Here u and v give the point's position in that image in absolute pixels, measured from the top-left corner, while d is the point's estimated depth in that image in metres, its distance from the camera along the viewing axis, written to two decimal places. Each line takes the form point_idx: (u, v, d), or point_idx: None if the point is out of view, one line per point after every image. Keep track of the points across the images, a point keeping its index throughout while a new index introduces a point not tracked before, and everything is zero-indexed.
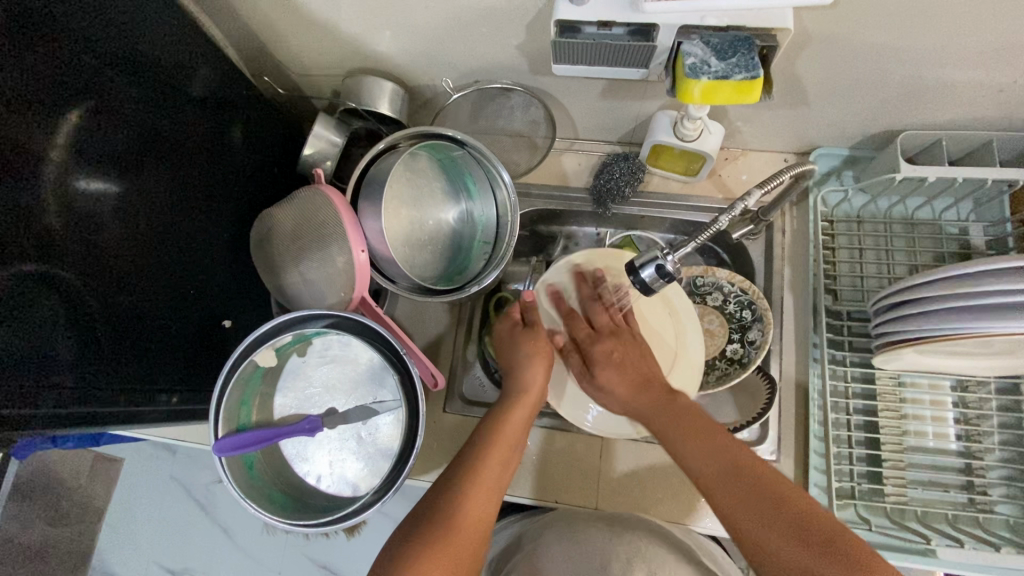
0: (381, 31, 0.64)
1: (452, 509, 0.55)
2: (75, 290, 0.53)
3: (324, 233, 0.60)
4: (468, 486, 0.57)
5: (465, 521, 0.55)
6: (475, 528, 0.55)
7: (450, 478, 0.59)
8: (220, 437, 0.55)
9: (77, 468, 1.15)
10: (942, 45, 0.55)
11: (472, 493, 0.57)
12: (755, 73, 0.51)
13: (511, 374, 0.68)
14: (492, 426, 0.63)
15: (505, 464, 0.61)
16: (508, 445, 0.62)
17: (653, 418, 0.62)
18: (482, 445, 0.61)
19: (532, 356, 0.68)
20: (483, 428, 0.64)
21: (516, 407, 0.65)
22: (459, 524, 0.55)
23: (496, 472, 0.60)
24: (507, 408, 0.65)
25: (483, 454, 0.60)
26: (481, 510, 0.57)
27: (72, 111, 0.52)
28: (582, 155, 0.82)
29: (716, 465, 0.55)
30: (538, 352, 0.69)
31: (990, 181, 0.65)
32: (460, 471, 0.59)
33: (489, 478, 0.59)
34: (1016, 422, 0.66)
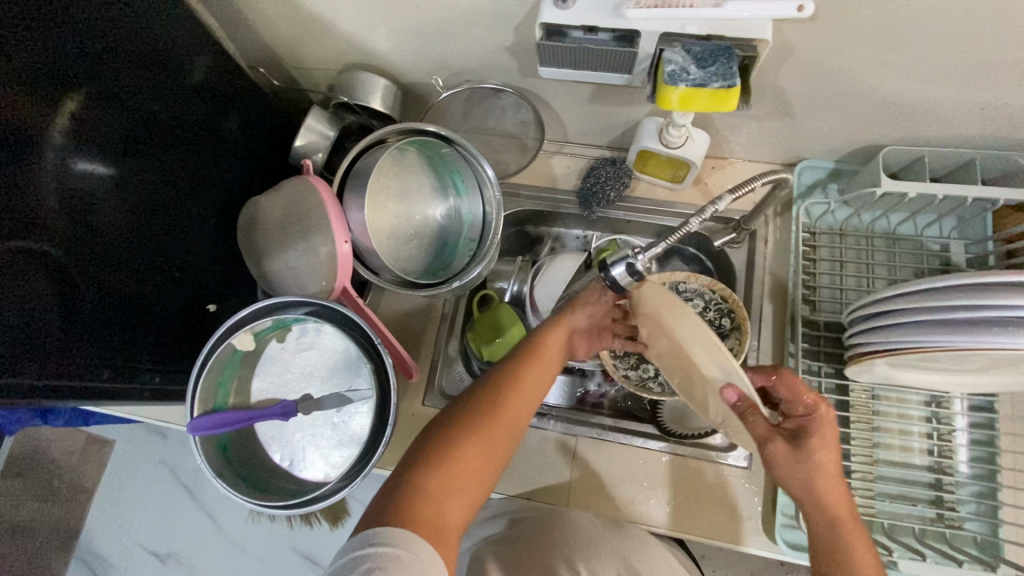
0: (376, 28, 0.66)
1: (484, 415, 0.53)
2: (63, 268, 0.54)
3: (309, 222, 0.62)
4: (501, 399, 0.54)
5: (493, 429, 0.53)
6: (506, 434, 0.53)
7: (480, 391, 0.55)
8: (195, 417, 0.56)
9: (72, 448, 1.18)
10: (921, 62, 0.56)
11: (505, 406, 0.54)
12: (732, 82, 0.52)
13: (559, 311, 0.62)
14: (532, 343, 0.59)
15: (540, 384, 0.57)
16: (529, 393, 0.56)
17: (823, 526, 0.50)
18: (516, 362, 0.57)
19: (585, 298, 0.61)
20: (517, 351, 0.59)
21: (553, 333, 0.60)
22: (489, 425, 0.53)
23: (533, 390, 0.56)
24: (548, 328, 0.60)
25: (517, 369, 0.56)
26: (511, 422, 0.54)
27: (71, 95, 0.53)
28: (571, 158, 0.83)
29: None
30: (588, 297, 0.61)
31: (971, 199, 0.65)
32: (490, 384, 0.56)
33: (511, 413, 0.54)
34: (988, 440, 0.67)
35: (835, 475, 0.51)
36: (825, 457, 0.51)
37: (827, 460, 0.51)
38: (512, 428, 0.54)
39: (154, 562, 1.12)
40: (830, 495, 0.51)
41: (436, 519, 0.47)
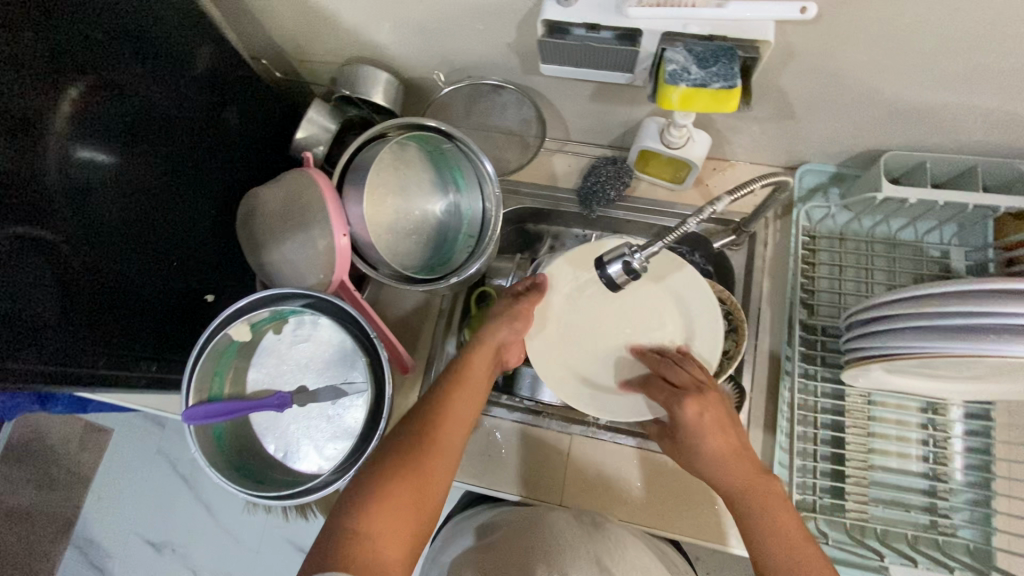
0: (378, 23, 0.66)
1: (418, 439, 0.56)
2: (62, 255, 0.55)
3: (308, 214, 0.62)
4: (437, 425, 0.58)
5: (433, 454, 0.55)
6: (444, 458, 0.56)
7: (416, 419, 0.58)
8: (190, 405, 0.57)
9: (70, 436, 1.18)
10: (923, 68, 0.55)
11: (437, 432, 0.57)
12: (733, 82, 0.51)
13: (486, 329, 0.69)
14: (460, 367, 0.65)
15: (469, 407, 0.62)
16: (461, 420, 0.60)
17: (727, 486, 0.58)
18: (448, 387, 0.62)
19: (512, 317, 0.69)
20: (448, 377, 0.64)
21: (478, 354, 0.66)
22: (424, 454, 0.55)
23: (458, 414, 0.60)
24: (472, 355, 0.66)
25: (449, 396, 0.61)
26: (448, 445, 0.57)
27: (75, 83, 0.54)
28: (573, 156, 0.83)
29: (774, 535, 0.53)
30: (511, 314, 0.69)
31: (972, 206, 0.65)
32: (421, 412, 0.59)
33: (445, 444, 0.57)
34: (983, 447, 0.67)
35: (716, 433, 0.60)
36: (699, 424, 0.60)
37: (714, 440, 0.59)
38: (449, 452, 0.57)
39: (149, 551, 1.13)
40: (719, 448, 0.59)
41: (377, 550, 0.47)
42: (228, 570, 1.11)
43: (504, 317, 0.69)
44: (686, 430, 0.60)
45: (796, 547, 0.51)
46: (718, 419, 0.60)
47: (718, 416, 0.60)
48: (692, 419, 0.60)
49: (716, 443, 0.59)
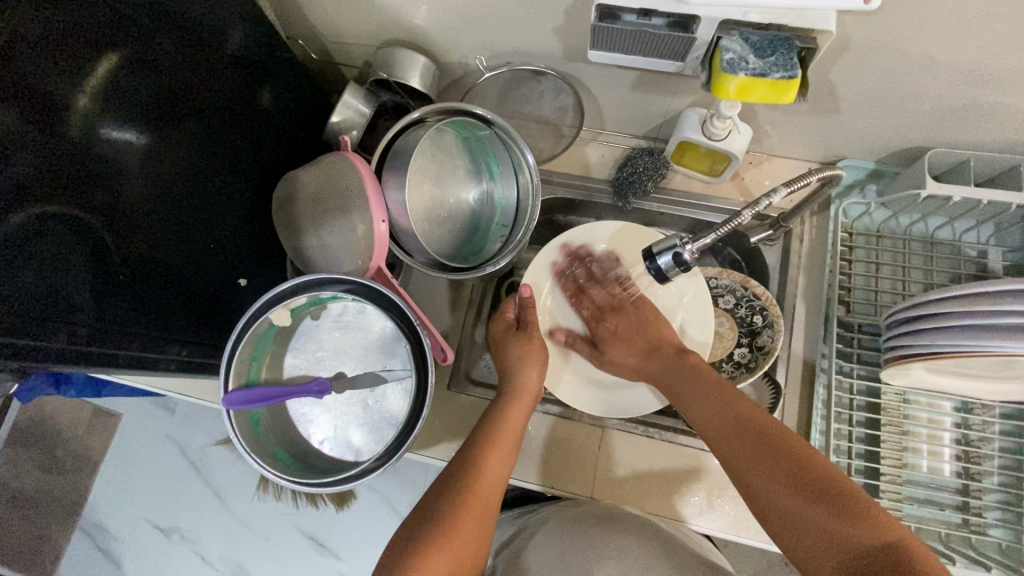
0: (420, 5, 0.64)
1: (452, 508, 0.56)
2: (96, 235, 0.53)
3: (347, 198, 0.61)
4: (473, 489, 0.57)
5: (470, 514, 0.56)
6: (481, 518, 0.56)
7: (450, 481, 0.58)
8: (230, 390, 0.56)
9: (75, 420, 1.16)
10: (979, 63, 0.54)
11: (475, 494, 0.57)
12: (793, 73, 0.50)
13: (507, 375, 0.69)
14: (492, 422, 0.63)
15: (503, 465, 0.61)
16: (495, 479, 0.60)
17: (659, 376, 0.69)
18: (479, 450, 0.60)
19: (524, 353, 0.70)
20: (478, 434, 0.62)
21: (510, 406, 0.65)
22: (457, 526, 0.54)
23: (494, 476, 0.59)
24: (505, 407, 0.65)
25: (482, 455, 0.60)
26: (484, 502, 0.57)
27: (108, 58, 0.52)
28: (606, 147, 0.82)
29: (716, 404, 0.61)
30: (529, 355, 0.70)
31: (1015, 206, 0.64)
32: (454, 478, 0.58)
33: (478, 507, 0.57)
34: (1018, 448, 0.66)
35: (632, 331, 0.74)
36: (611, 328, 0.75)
37: (618, 346, 0.74)
38: (487, 511, 0.57)
39: (160, 537, 1.12)
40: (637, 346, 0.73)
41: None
42: (239, 556, 1.11)
43: (522, 352, 0.70)
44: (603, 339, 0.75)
45: (725, 394, 0.61)
46: (631, 326, 0.75)
47: (630, 325, 0.75)
48: (606, 330, 0.75)
49: (627, 350, 0.73)
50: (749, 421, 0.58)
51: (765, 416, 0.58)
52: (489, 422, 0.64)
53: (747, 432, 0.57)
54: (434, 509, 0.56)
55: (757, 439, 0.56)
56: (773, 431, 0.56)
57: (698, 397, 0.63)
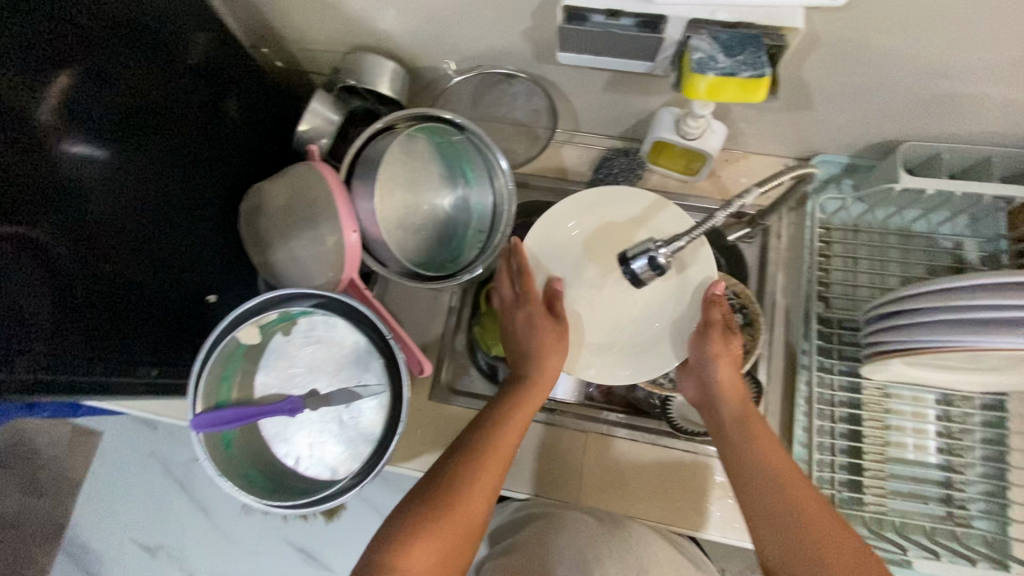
0: (387, 9, 0.63)
1: (433, 510, 0.53)
2: (54, 255, 0.51)
3: (316, 210, 0.59)
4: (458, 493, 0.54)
5: (452, 520, 0.52)
6: (465, 528, 0.53)
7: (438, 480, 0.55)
8: (198, 413, 0.54)
9: (54, 441, 1.13)
10: (947, 56, 0.54)
11: (458, 504, 0.53)
12: (762, 71, 0.49)
13: (522, 363, 0.64)
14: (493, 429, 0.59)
15: (493, 482, 0.56)
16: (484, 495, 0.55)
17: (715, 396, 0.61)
18: (469, 455, 0.57)
19: (542, 344, 0.64)
20: (474, 430, 0.59)
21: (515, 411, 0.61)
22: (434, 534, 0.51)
23: (487, 481, 0.56)
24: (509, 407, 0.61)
25: (473, 465, 0.56)
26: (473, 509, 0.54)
27: (63, 73, 0.50)
28: (582, 148, 0.81)
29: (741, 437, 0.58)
30: (546, 349, 0.64)
31: (988, 196, 0.65)
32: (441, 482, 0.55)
33: (462, 521, 0.53)
34: (999, 438, 0.66)
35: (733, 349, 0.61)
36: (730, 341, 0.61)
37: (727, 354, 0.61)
38: (473, 519, 0.54)
39: (145, 556, 1.08)
40: (731, 360, 0.61)
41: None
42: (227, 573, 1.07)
43: (548, 335, 0.64)
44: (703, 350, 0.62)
45: (750, 426, 0.59)
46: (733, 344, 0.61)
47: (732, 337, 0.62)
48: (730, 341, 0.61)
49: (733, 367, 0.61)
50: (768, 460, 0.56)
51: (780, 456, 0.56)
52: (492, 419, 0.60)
53: (770, 488, 0.54)
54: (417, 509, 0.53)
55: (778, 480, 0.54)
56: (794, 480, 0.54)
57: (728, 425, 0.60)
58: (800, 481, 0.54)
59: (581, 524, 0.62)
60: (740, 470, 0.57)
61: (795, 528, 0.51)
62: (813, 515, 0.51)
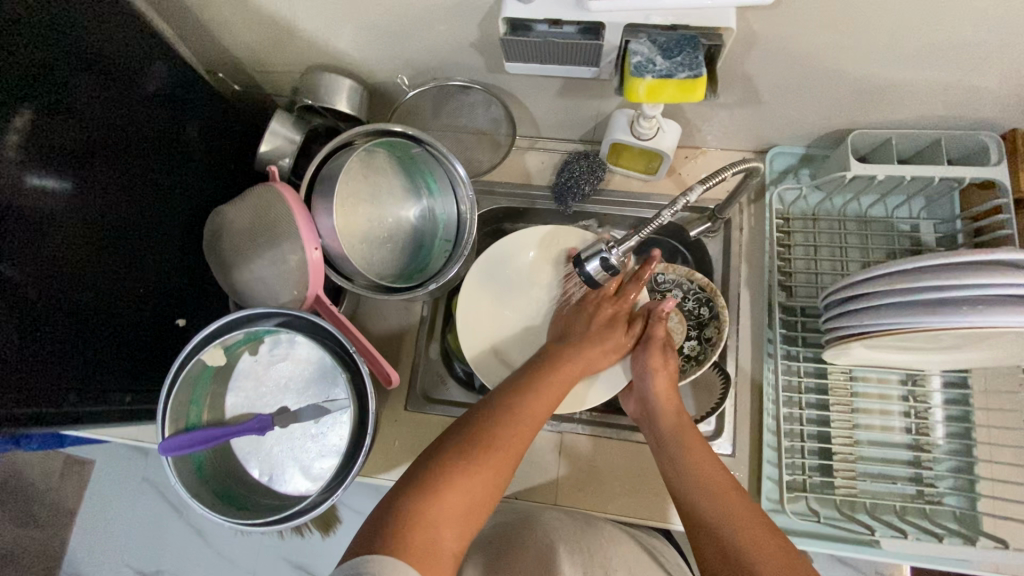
0: (338, 29, 0.64)
1: (460, 457, 0.52)
2: (17, 288, 0.52)
3: (276, 230, 0.60)
4: (484, 449, 0.54)
5: (482, 471, 0.52)
6: (490, 479, 0.52)
7: (459, 437, 0.54)
8: (167, 436, 0.56)
9: (46, 472, 1.13)
10: (881, 46, 0.56)
11: (484, 455, 0.53)
12: (698, 72, 0.51)
13: (582, 345, 0.68)
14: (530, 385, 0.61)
15: (524, 439, 0.56)
16: (515, 452, 0.55)
17: (653, 408, 0.65)
18: (504, 405, 0.58)
19: (606, 339, 0.69)
20: (508, 393, 0.60)
21: (555, 376, 0.64)
22: (449, 487, 0.50)
23: (520, 440, 0.56)
24: (538, 378, 0.62)
25: (502, 419, 0.56)
26: (500, 464, 0.53)
27: (20, 109, 0.51)
28: (545, 153, 0.82)
29: (676, 446, 0.60)
30: (605, 342, 0.69)
31: (938, 179, 0.66)
32: (471, 433, 0.55)
33: (489, 471, 0.53)
34: (962, 415, 0.68)
35: (670, 369, 0.67)
36: (668, 360, 0.67)
37: (664, 372, 0.66)
38: (505, 473, 0.54)
39: None
40: (666, 378, 0.66)
41: (428, 549, 0.46)
42: None
43: (608, 337, 0.69)
44: (643, 367, 0.67)
45: (684, 436, 0.61)
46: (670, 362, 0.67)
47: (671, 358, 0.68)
48: (666, 360, 0.67)
49: (670, 383, 0.66)
50: (701, 469, 0.57)
51: (711, 463, 0.58)
52: (516, 386, 0.61)
53: (698, 491, 0.56)
54: (442, 460, 0.52)
55: (705, 483, 0.56)
56: (720, 485, 0.56)
57: (666, 434, 0.62)
58: (728, 493, 0.55)
59: (558, 526, 0.63)
60: (677, 477, 0.58)
61: (722, 529, 0.53)
62: (739, 517, 0.53)
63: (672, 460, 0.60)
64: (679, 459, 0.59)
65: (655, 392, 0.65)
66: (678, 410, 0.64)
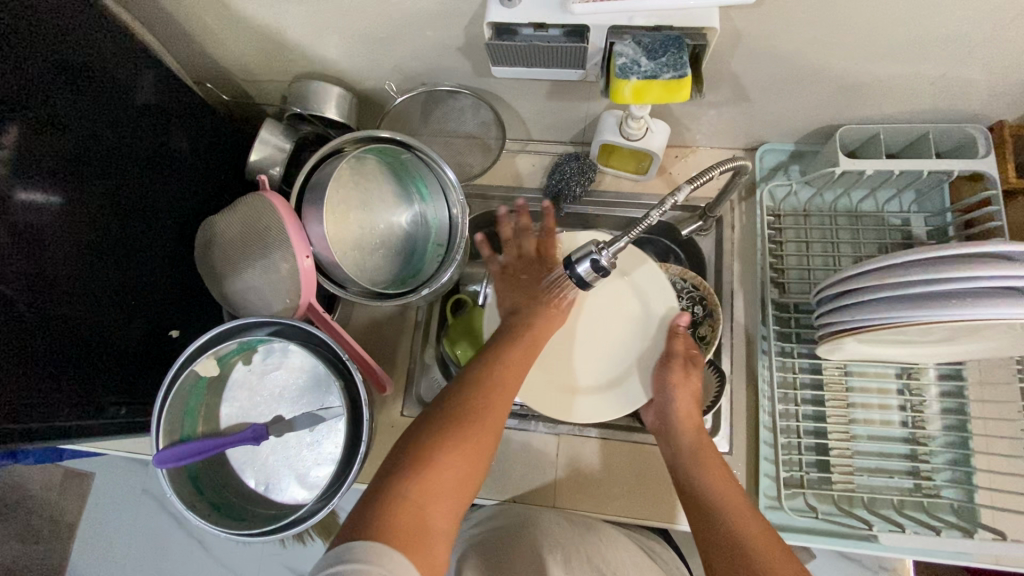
0: (325, 37, 0.64)
1: (438, 435, 0.52)
2: (9, 304, 0.52)
3: (267, 239, 0.60)
4: (461, 428, 0.53)
5: (463, 447, 0.52)
6: (472, 456, 0.52)
7: (441, 415, 0.54)
8: (161, 448, 0.55)
9: (47, 484, 1.12)
10: (864, 43, 0.56)
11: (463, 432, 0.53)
12: (683, 72, 0.51)
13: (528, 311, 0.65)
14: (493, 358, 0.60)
15: (499, 413, 0.56)
16: (493, 426, 0.55)
17: (672, 426, 0.64)
18: (475, 379, 0.57)
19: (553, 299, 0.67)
20: (478, 365, 0.59)
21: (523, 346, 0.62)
22: (434, 466, 0.50)
23: (496, 413, 0.55)
24: (504, 348, 0.61)
25: (477, 394, 0.56)
26: (480, 441, 0.53)
27: (10, 125, 0.51)
28: (536, 156, 0.83)
29: (695, 465, 0.61)
30: (556, 304, 0.67)
31: (927, 172, 0.66)
32: (448, 412, 0.54)
33: (470, 448, 0.52)
34: (958, 408, 0.68)
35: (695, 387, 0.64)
36: (694, 379, 0.64)
37: (687, 392, 0.63)
38: (484, 448, 0.53)
39: None
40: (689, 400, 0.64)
41: (419, 530, 0.46)
42: None
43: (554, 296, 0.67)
44: (663, 380, 0.64)
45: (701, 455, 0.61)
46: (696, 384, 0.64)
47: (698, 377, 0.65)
48: (693, 381, 0.64)
49: (693, 405, 0.63)
50: (720, 488, 0.58)
51: (729, 484, 0.59)
52: (486, 357, 0.60)
53: (714, 508, 0.56)
54: (422, 441, 0.52)
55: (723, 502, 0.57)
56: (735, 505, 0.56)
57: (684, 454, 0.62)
58: (747, 512, 0.56)
59: (556, 529, 0.63)
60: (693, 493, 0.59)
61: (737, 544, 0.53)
62: (755, 534, 0.53)
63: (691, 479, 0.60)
64: (698, 475, 0.60)
65: (676, 411, 0.64)
66: (697, 429, 0.63)
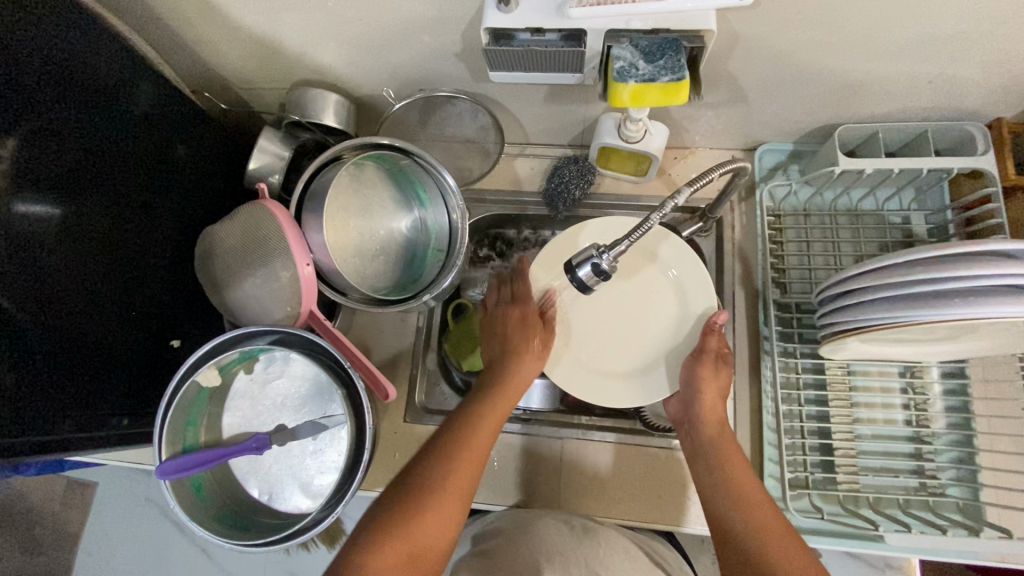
0: (321, 45, 0.64)
1: (403, 505, 0.51)
2: (10, 317, 0.52)
3: (267, 248, 0.60)
4: (427, 496, 0.52)
5: (430, 516, 0.51)
6: (440, 523, 0.51)
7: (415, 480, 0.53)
8: (163, 460, 0.55)
9: (50, 495, 1.12)
10: (862, 43, 0.56)
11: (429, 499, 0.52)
12: (681, 74, 0.51)
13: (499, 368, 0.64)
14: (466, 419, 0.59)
15: (471, 475, 0.55)
16: (462, 488, 0.54)
17: (694, 419, 0.64)
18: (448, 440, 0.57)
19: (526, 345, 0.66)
20: (454, 424, 0.59)
21: (499, 402, 0.61)
22: (400, 537, 0.49)
23: (467, 475, 0.55)
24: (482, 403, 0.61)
25: (449, 455, 0.55)
26: (450, 505, 0.52)
27: (9, 138, 0.51)
28: (534, 159, 0.83)
29: (715, 457, 0.61)
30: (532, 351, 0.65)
31: (926, 170, 0.66)
32: (418, 475, 0.54)
33: (436, 514, 0.51)
34: (962, 406, 0.68)
35: (721, 381, 0.64)
36: (722, 372, 0.65)
37: (714, 388, 0.64)
38: (451, 518, 0.52)
39: None
40: (714, 395, 0.64)
41: None
42: None
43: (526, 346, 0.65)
44: (690, 375, 0.65)
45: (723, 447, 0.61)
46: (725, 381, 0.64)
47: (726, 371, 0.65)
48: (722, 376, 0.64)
49: (718, 400, 0.63)
50: (739, 481, 0.58)
51: (749, 477, 0.59)
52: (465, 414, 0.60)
53: (730, 501, 0.57)
54: (389, 510, 0.51)
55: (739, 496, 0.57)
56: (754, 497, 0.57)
57: (704, 443, 0.62)
58: (766, 506, 0.56)
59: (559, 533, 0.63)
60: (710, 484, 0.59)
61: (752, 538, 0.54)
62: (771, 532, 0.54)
63: (709, 469, 0.60)
64: (717, 466, 0.60)
65: (700, 405, 0.63)
66: (722, 420, 0.63)
